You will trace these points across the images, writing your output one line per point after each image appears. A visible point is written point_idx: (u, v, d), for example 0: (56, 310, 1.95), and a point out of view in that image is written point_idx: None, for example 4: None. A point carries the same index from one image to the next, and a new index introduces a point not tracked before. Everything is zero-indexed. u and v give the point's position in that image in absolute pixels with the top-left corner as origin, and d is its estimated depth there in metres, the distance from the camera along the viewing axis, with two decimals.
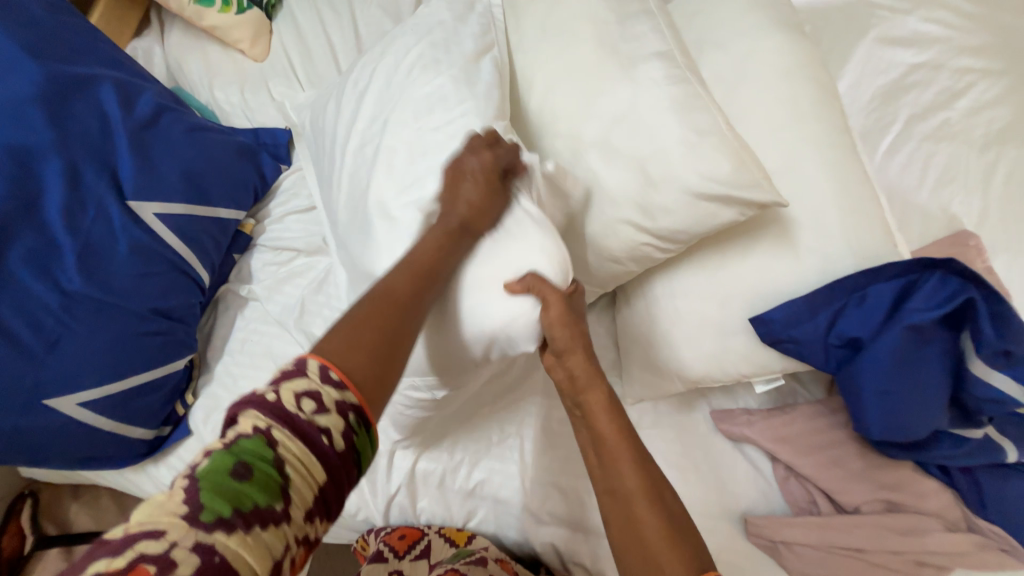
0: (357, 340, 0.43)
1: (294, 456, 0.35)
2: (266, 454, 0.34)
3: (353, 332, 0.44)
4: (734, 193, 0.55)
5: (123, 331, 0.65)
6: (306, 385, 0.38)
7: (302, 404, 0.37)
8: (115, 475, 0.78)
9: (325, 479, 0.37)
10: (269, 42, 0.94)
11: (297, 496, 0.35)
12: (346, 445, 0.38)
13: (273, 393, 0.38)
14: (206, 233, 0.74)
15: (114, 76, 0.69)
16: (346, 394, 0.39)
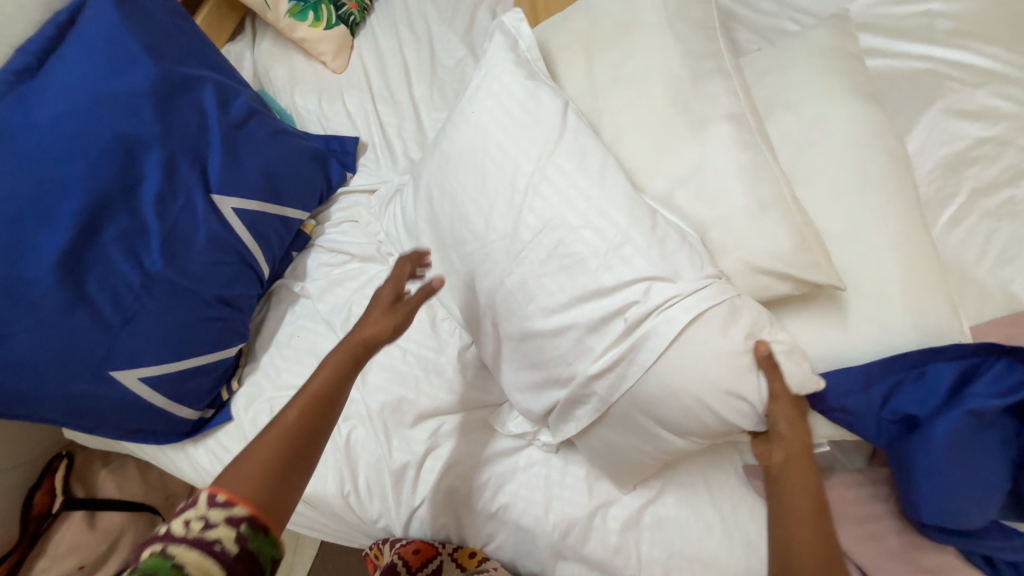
0: (252, 464, 0.47)
1: (190, 562, 0.41)
2: (162, 565, 0.40)
3: (247, 457, 0.48)
4: (792, 270, 0.56)
5: (190, 314, 0.68)
6: (191, 514, 0.44)
7: (190, 526, 0.43)
8: (153, 449, 0.81)
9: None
10: (349, 57, 1.00)
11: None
12: (240, 550, 0.43)
13: (164, 525, 0.43)
14: (274, 230, 0.78)
15: (216, 79, 0.75)
16: (233, 510, 0.44)
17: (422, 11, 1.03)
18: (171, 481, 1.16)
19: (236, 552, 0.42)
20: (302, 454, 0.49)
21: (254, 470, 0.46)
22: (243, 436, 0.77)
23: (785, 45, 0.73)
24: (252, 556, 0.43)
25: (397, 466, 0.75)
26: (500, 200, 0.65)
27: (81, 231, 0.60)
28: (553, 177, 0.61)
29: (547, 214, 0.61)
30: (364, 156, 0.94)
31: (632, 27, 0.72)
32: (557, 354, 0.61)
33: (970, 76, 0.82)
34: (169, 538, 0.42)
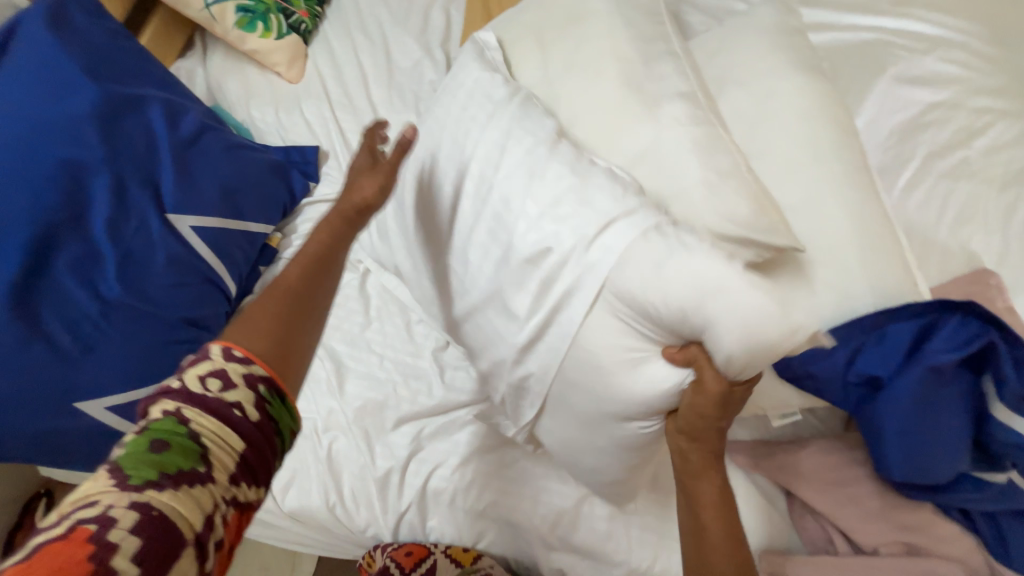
0: (261, 328, 0.45)
1: (208, 428, 0.38)
2: (178, 431, 0.37)
3: (252, 319, 0.46)
4: (753, 234, 0.55)
5: (154, 338, 0.67)
6: (208, 367, 0.41)
7: (207, 383, 0.40)
8: None
9: (243, 445, 0.39)
10: (304, 65, 0.99)
11: (218, 460, 0.37)
12: (261, 415, 0.41)
13: (176, 381, 0.40)
14: (237, 246, 0.77)
15: (163, 97, 0.74)
16: (252, 367, 0.42)
17: (375, 14, 1.02)
18: None
19: (258, 416, 0.41)
20: (309, 316, 0.49)
21: (264, 325, 0.45)
22: None
23: (732, 24, 0.74)
24: (269, 421, 0.41)
25: (381, 473, 0.74)
26: (467, 216, 0.66)
27: (30, 262, 0.59)
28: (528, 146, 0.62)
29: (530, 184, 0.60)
30: (326, 164, 0.93)
31: (580, 16, 0.73)
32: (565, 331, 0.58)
33: (917, 43, 0.84)
34: (184, 398, 0.39)
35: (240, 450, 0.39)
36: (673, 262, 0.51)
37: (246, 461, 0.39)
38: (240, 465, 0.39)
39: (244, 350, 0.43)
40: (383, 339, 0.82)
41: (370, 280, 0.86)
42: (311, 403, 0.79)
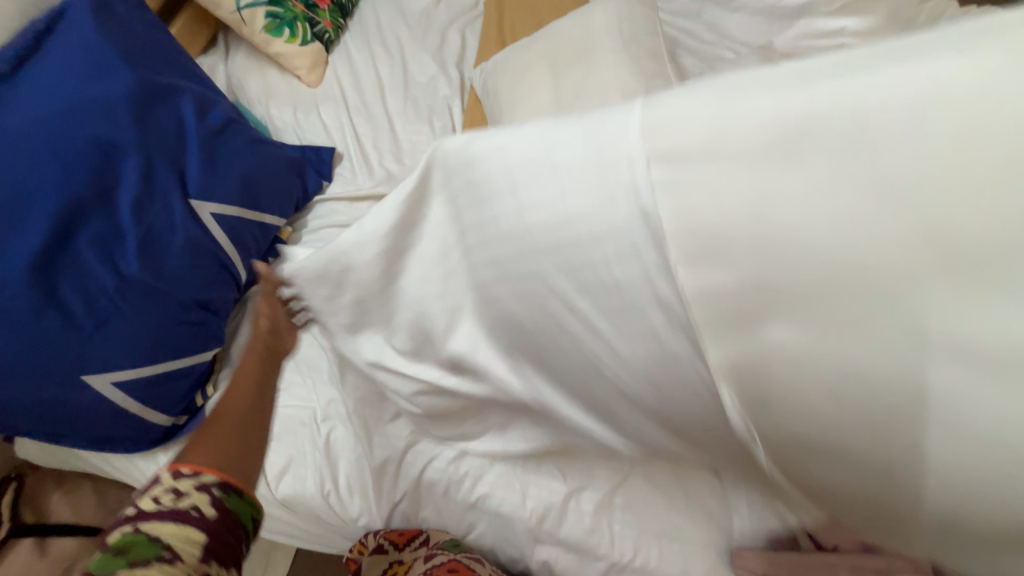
0: (219, 448, 0.64)
1: (165, 526, 0.50)
2: (138, 536, 0.48)
3: (217, 449, 0.64)
4: None
5: (166, 317, 0.69)
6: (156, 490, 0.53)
7: (161, 501, 0.52)
8: (120, 462, 0.79)
9: (204, 535, 0.51)
10: (323, 71, 1.04)
11: (180, 548, 0.49)
12: (217, 511, 0.54)
13: (132, 507, 0.52)
14: (251, 235, 0.80)
15: (193, 89, 0.77)
16: (202, 478, 0.56)
17: (395, 31, 1.09)
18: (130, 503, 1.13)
19: (214, 513, 0.54)
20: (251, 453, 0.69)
21: (212, 444, 0.64)
22: None
23: (723, 68, 0.83)
24: (228, 513, 0.55)
25: (379, 462, 0.77)
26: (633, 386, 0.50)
27: (55, 235, 0.60)
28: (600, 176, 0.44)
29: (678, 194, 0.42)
30: (340, 166, 0.98)
31: (590, 50, 0.81)
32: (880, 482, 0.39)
33: None
34: (139, 517, 0.50)
35: (202, 540, 0.51)
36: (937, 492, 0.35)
37: (210, 547, 0.51)
38: (205, 550, 0.50)
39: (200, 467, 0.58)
40: None
41: None
42: (311, 393, 0.82)
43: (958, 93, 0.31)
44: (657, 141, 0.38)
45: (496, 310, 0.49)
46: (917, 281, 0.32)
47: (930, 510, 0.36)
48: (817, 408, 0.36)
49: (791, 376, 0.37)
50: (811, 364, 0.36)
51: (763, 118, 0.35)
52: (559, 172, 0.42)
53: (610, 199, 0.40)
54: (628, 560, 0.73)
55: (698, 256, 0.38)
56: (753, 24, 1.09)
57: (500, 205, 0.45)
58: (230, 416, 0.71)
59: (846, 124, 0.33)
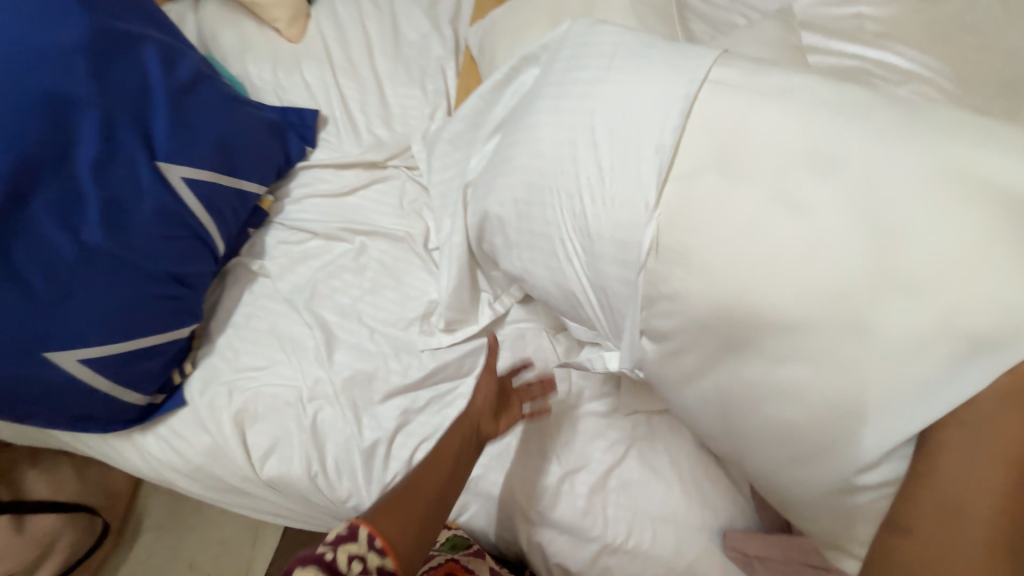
0: (406, 513, 0.59)
1: None
2: None
3: (405, 509, 0.59)
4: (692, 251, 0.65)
5: (138, 291, 0.64)
6: (355, 549, 0.53)
7: (352, 565, 0.51)
8: (93, 442, 0.75)
9: None
10: (306, 25, 0.95)
11: None
12: None
13: (330, 552, 0.51)
14: (229, 205, 0.74)
15: (159, 38, 0.69)
16: (385, 561, 0.54)
17: None
18: (112, 478, 1.13)
19: None
20: (436, 519, 0.61)
21: (408, 513, 0.59)
22: (201, 420, 0.74)
23: (737, 35, 0.77)
24: None
25: (368, 444, 0.74)
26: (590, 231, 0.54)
27: (6, 198, 0.54)
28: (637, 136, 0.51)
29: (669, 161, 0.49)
30: (325, 130, 0.91)
31: (597, 9, 0.74)
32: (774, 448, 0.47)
33: (892, 74, 0.91)
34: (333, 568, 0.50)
35: None
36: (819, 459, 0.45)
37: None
38: None
39: (386, 542, 0.55)
40: (376, 312, 0.81)
41: (366, 254, 0.84)
42: (295, 372, 0.78)
43: (969, 171, 0.42)
44: (745, 106, 0.48)
45: (532, 134, 0.60)
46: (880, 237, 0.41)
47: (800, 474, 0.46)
48: (779, 269, 0.43)
49: (742, 258, 0.44)
50: (810, 293, 0.42)
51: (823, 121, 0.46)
52: (656, 63, 0.54)
53: (688, 98, 0.50)
54: (621, 543, 0.73)
55: (722, 166, 0.47)
56: None
57: (591, 69, 0.57)
58: (451, 462, 0.65)
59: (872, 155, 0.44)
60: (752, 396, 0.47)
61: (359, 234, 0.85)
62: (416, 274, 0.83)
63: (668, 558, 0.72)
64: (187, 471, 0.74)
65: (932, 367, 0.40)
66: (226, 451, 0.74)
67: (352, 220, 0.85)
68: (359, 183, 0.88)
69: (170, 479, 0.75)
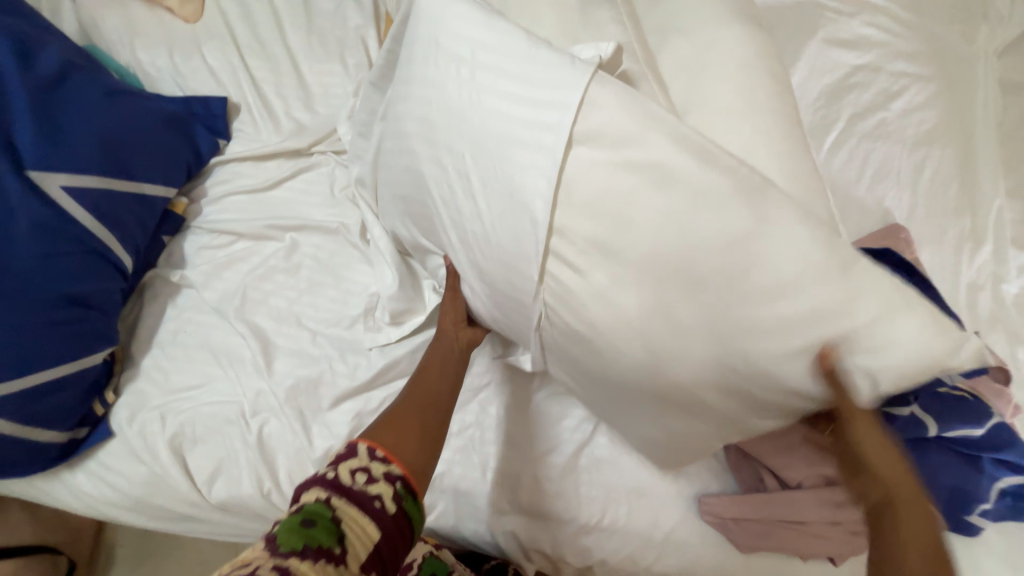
0: (408, 431, 0.52)
1: (349, 514, 0.43)
2: (325, 510, 0.42)
3: (401, 425, 0.52)
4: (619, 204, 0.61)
5: (26, 319, 0.57)
6: (357, 463, 0.47)
7: (356, 476, 0.46)
8: (16, 487, 0.68)
9: (378, 536, 0.43)
10: (202, 2, 0.85)
11: (355, 548, 0.42)
12: (397, 507, 0.46)
13: (331, 470, 0.46)
14: (129, 211, 0.66)
15: (7, 27, 0.60)
16: (391, 467, 0.47)
17: None
18: (72, 514, 1.07)
19: (394, 510, 0.45)
20: (439, 426, 0.54)
21: (409, 434, 0.51)
22: (133, 450, 0.68)
23: None
24: (405, 514, 0.46)
25: (320, 454, 0.69)
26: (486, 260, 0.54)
27: None
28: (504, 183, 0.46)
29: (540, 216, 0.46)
30: (238, 119, 0.82)
31: None
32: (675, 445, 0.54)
33: (843, 5, 0.85)
34: (334, 487, 0.45)
35: (376, 541, 0.43)
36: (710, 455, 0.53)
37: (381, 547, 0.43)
38: (373, 558, 0.42)
39: (391, 454, 0.48)
40: (315, 312, 0.75)
41: (299, 251, 0.77)
42: (234, 386, 0.72)
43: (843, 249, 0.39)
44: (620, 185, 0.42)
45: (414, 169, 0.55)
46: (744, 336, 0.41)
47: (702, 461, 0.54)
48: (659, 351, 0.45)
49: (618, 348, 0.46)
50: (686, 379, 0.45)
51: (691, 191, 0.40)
52: (521, 104, 0.45)
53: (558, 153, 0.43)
54: (597, 522, 0.70)
55: (607, 253, 0.44)
56: None
57: (453, 91, 0.49)
58: (438, 368, 0.59)
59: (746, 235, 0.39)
60: (632, 416, 0.54)
61: (288, 230, 0.78)
62: (356, 268, 0.77)
63: (646, 531, 0.70)
64: (127, 505, 0.69)
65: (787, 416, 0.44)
66: (167, 479, 0.68)
67: (279, 215, 0.78)
68: (283, 174, 0.80)
69: (111, 516, 0.70)
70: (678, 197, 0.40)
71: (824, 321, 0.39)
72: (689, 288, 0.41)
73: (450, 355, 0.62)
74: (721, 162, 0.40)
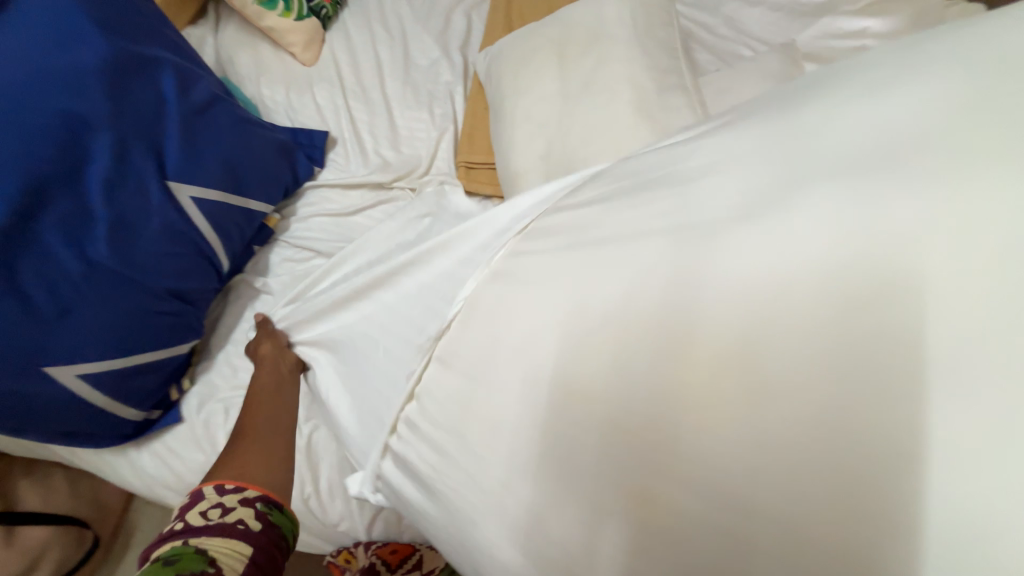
0: (246, 467, 0.53)
1: (217, 542, 0.43)
2: (190, 550, 0.42)
3: (245, 467, 0.53)
4: None
5: (139, 308, 0.65)
6: (205, 504, 0.47)
7: (208, 515, 0.46)
8: (89, 455, 0.75)
9: (248, 550, 0.45)
10: (320, 50, 0.98)
11: (227, 564, 0.42)
12: (262, 524, 0.47)
13: (178, 523, 0.46)
14: (235, 223, 0.76)
15: (175, 61, 0.71)
16: (246, 492, 0.49)
17: (396, 11, 1.03)
18: (105, 490, 1.12)
19: (259, 528, 0.47)
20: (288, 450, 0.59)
21: (251, 468, 0.54)
22: (194, 437, 0.74)
23: (741, 68, 0.78)
24: (272, 526, 0.48)
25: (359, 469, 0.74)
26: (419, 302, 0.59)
27: (15, 214, 0.54)
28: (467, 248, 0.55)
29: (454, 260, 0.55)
30: (333, 151, 0.93)
31: (601, 41, 0.75)
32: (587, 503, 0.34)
33: None
34: (191, 531, 0.44)
35: (248, 554, 0.44)
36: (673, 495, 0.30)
37: (256, 561, 0.44)
38: (251, 565, 0.44)
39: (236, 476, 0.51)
40: None
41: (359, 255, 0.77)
42: None
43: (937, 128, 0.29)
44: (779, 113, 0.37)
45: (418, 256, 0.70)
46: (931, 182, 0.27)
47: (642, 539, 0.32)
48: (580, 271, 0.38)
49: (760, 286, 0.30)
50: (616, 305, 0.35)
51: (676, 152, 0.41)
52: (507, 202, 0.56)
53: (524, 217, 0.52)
54: None
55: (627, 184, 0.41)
56: (773, 22, 1.06)
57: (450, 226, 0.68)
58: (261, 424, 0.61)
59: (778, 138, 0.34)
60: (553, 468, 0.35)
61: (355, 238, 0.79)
62: None
63: None
64: (178, 488, 0.74)
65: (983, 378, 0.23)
66: None
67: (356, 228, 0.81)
68: (365, 203, 0.88)
69: (164, 495, 0.76)
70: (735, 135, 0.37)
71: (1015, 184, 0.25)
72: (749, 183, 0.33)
73: (278, 392, 0.66)
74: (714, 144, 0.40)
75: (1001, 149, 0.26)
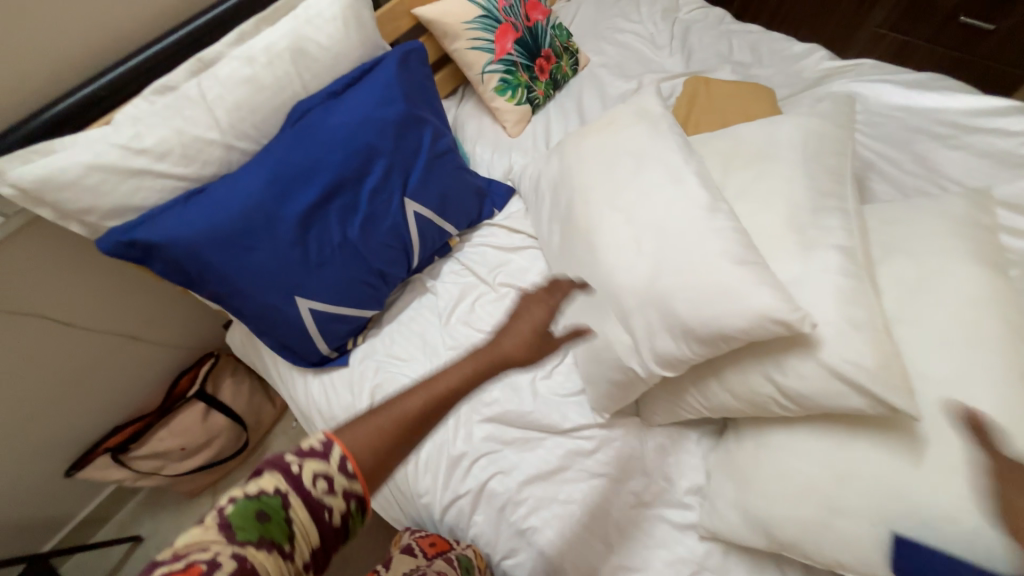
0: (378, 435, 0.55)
1: (300, 519, 0.48)
2: (273, 502, 0.47)
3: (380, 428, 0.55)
4: (872, 386, 0.58)
5: (357, 275, 0.91)
6: (321, 467, 0.50)
7: (317, 481, 0.49)
8: (283, 369, 1.02)
9: (318, 542, 0.48)
10: (524, 127, 1.26)
11: (300, 543, 0.47)
12: (340, 524, 0.50)
13: (296, 465, 0.50)
14: (431, 234, 1.01)
15: (435, 123, 1.02)
16: (353, 484, 0.51)
17: (591, 106, 1.26)
18: (265, 410, 1.40)
19: (340, 522, 0.50)
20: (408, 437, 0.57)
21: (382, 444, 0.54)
22: (351, 381, 0.96)
23: (914, 203, 0.79)
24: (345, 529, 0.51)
25: (455, 454, 0.86)
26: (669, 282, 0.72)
27: (321, 197, 0.86)
28: (680, 235, 0.73)
29: (683, 237, 0.73)
30: (511, 201, 1.16)
31: (768, 156, 0.83)
32: (650, 210, 0.78)
33: None
34: (288, 480, 0.49)
35: (314, 544, 0.48)
36: (636, 191, 0.82)
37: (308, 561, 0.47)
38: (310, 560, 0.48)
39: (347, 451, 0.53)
40: None
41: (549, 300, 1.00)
42: (424, 372, 0.95)
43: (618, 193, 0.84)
44: (642, 192, 0.81)
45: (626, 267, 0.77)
46: (571, 175, 0.94)
47: (586, 183, 0.90)
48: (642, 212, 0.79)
49: (633, 188, 0.83)
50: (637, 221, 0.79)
51: (629, 198, 0.82)
52: (666, 209, 0.77)
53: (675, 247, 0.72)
54: None
55: (640, 205, 0.80)
56: (975, 167, 1.04)
57: (657, 202, 0.78)
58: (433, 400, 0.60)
59: (633, 188, 0.82)
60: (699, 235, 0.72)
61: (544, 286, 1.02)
62: None
63: None
64: (326, 416, 0.96)
65: (624, 180, 0.84)
66: (358, 413, 0.93)
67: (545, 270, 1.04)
68: (523, 245, 1.08)
69: (314, 418, 0.99)
70: (626, 196, 0.82)
71: (597, 188, 0.87)
72: (623, 200, 0.83)
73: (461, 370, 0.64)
74: (649, 197, 0.80)
75: (581, 184, 0.91)
